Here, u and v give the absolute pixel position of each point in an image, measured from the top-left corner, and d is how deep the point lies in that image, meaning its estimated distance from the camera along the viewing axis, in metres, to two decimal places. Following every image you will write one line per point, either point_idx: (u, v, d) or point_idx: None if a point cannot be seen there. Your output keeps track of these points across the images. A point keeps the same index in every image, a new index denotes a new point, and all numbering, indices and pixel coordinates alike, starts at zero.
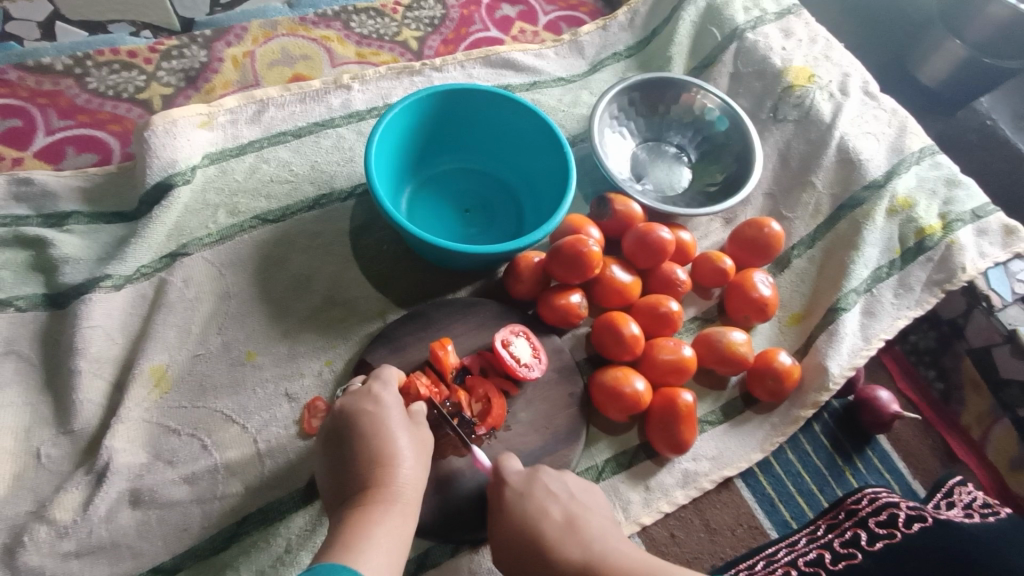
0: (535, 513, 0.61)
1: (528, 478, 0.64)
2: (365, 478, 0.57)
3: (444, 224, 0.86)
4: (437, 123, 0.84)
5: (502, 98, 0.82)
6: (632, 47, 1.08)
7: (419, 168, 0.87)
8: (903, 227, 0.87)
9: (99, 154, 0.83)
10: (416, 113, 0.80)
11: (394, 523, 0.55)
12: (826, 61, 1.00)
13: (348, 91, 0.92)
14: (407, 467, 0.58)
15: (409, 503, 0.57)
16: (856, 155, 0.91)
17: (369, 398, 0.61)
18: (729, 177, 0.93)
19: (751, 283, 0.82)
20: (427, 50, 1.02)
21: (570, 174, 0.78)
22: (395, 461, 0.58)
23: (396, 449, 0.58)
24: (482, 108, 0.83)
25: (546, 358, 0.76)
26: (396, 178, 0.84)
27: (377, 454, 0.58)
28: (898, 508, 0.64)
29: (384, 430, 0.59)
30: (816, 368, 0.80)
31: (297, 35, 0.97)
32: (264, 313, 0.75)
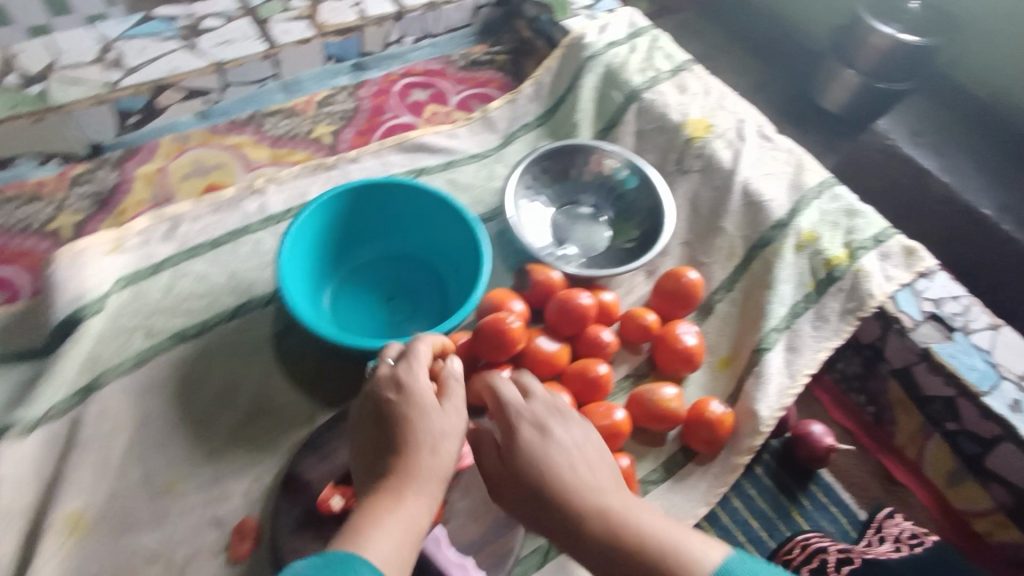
0: (547, 448, 0.57)
1: (545, 413, 0.61)
2: (385, 464, 0.54)
3: (370, 316, 0.87)
4: (350, 218, 0.85)
5: (409, 187, 0.84)
6: (541, 116, 1.12)
7: (341, 263, 0.88)
8: (811, 260, 0.90)
9: (8, 293, 0.82)
10: (327, 212, 0.82)
11: (403, 511, 0.51)
12: (721, 110, 1.05)
13: (264, 195, 0.93)
14: (431, 455, 0.54)
15: (427, 489, 0.53)
16: (760, 198, 0.95)
17: (391, 383, 0.58)
18: (644, 233, 0.96)
19: (675, 335, 0.84)
20: (342, 143, 1.04)
21: (483, 253, 0.79)
22: (419, 448, 0.54)
23: (423, 435, 0.55)
24: (391, 199, 0.85)
25: (478, 441, 0.76)
26: (317, 277, 0.84)
27: (399, 437, 0.54)
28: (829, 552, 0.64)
29: (414, 411, 0.55)
30: (747, 412, 0.81)
31: (209, 145, 0.98)
32: (185, 436, 0.74)
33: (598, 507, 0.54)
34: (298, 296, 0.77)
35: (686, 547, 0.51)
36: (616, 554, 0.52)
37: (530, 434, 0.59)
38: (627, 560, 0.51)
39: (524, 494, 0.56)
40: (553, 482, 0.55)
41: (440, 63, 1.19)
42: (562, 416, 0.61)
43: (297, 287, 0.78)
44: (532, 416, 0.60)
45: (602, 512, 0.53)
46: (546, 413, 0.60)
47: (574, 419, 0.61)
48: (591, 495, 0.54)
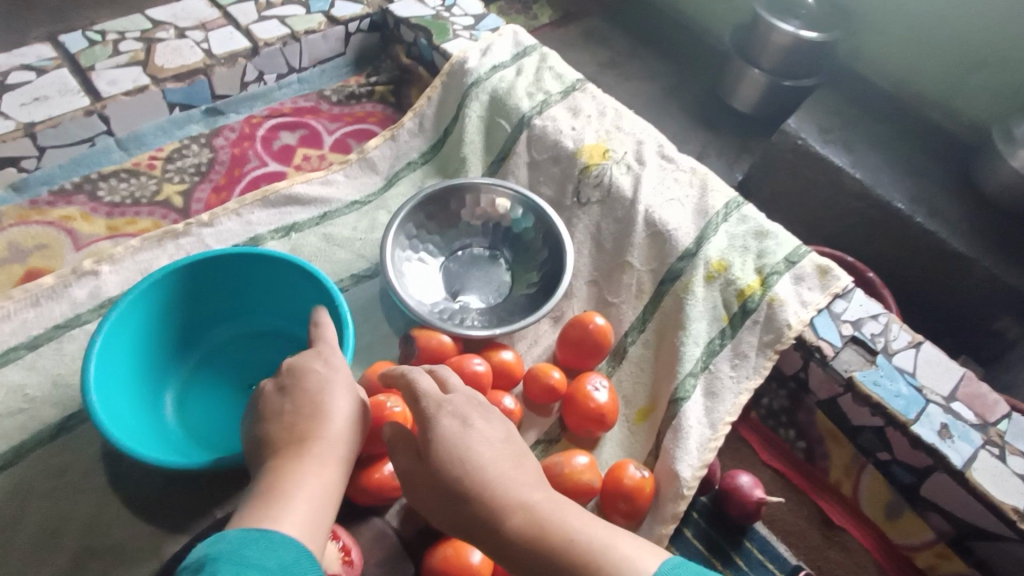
0: (466, 441, 0.56)
1: (467, 404, 0.59)
2: (304, 428, 0.56)
3: (220, 409, 0.76)
4: (192, 297, 0.75)
5: (253, 255, 0.75)
6: (427, 151, 1.02)
7: (184, 352, 0.77)
8: (723, 292, 0.83)
9: None
10: (158, 299, 0.71)
11: (320, 476, 0.53)
12: (617, 132, 0.97)
13: (96, 277, 0.79)
14: (340, 424, 0.57)
15: (341, 460, 0.56)
16: (664, 226, 0.87)
17: (318, 357, 0.61)
18: (544, 276, 0.87)
19: (584, 393, 0.75)
20: (196, 203, 0.91)
21: (343, 319, 0.70)
22: (329, 415, 0.57)
23: (329, 406, 0.57)
24: (237, 273, 0.76)
25: (357, 555, 0.64)
26: (151, 372, 0.73)
27: (311, 405, 0.57)
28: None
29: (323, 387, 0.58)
30: (668, 474, 0.72)
31: (29, 223, 0.84)
32: None
33: (519, 501, 0.54)
34: (119, 403, 0.66)
35: (616, 548, 0.52)
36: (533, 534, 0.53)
37: (448, 426, 0.57)
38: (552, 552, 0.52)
39: (437, 487, 0.55)
40: (472, 478, 0.55)
41: (312, 100, 1.07)
42: (484, 406, 0.60)
43: (117, 389, 0.67)
44: (453, 407, 0.58)
45: (523, 504, 0.54)
46: (467, 405, 0.59)
47: (492, 413, 0.60)
48: (516, 492, 0.55)
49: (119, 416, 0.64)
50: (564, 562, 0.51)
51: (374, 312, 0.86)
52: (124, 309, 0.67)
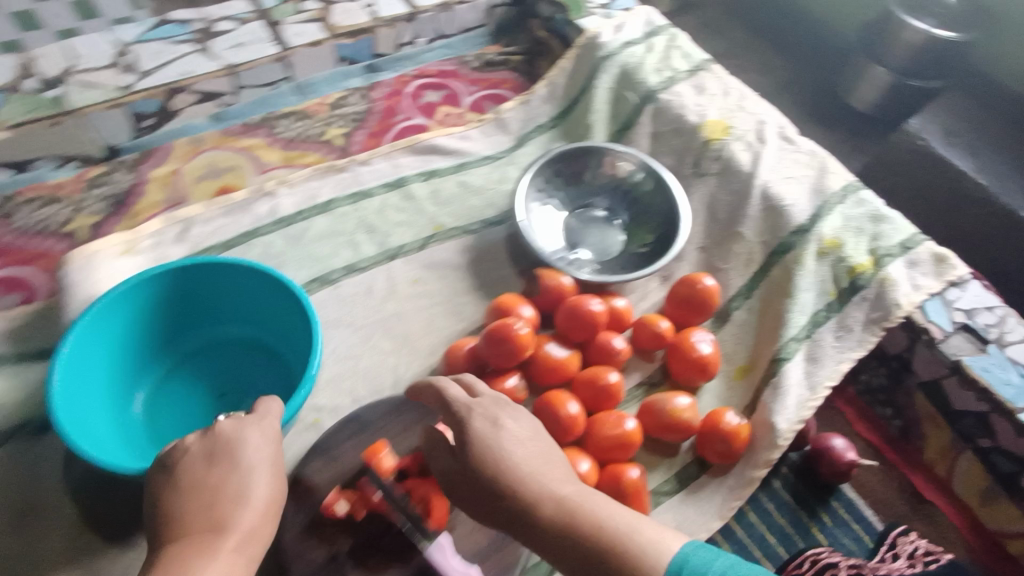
0: (498, 438, 0.59)
1: (493, 406, 0.62)
2: (211, 480, 0.55)
3: (186, 413, 0.83)
4: (163, 310, 0.82)
5: (253, 269, 0.80)
6: (556, 117, 1.10)
7: (163, 353, 0.85)
8: (834, 268, 0.86)
9: (24, 293, 0.83)
10: (149, 292, 0.79)
11: (232, 536, 0.53)
12: (740, 111, 1.02)
13: (274, 197, 0.93)
14: (259, 480, 0.57)
15: (253, 521, 0.55)
16: (780, 201, 0.92)
17: (232, 407, 0.62)
18: (659, 238, 0.94)
19: (689, 344, 0.82)
20: (354, 145, 1.04)
21: (315, 339, 0.73)
22: (247, 472, 0.57)
23: (245, 460, 0.57)
24: (243, 284, 0.82)
25: None
26: (129, 372, 0.81)
27: (250, 455, 0.57)
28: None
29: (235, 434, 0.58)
30: (765, 425, 0.78)
31: (223, 148, 0.99)
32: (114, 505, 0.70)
33: (549, 491, 0.56)
34: (88, 411, 0.72)
35: (638, 533, 0.52)
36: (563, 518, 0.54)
37: (481, 426, 0.60)
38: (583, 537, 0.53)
39: (478, 483, 0.58)
40: (506, 470, 0.57)
41: (453, 64, 1.18)
42: (513, 407, 0.63)
43: (91, 378, 0.74)
44: (483, 410, 0.62)
45: (551, 496, 0.56)
46: (495, 407, 0.62)
47: (521, 413, 0.63)
48: (544, 483, 0.57)
49: (77, 401, 0.71)
50: (593, 549, 0.52)
51: (500, 254, 0.95)
52: (104, 305, 0.74)
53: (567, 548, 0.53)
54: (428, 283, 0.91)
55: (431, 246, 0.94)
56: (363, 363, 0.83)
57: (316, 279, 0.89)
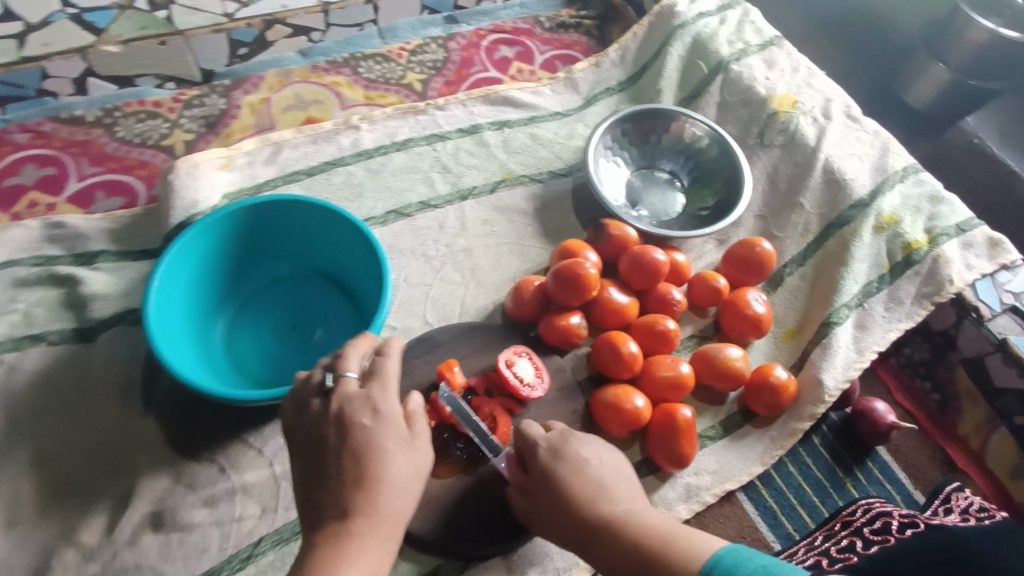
0: (563, 469, 0.64)
1: (560, 439, 0.67)
2: (347, 498, 0.54)
3: (263, 347, 0.79)
4: (236, 245, 0.77)
5: (324, 208, 0.75)
6: (625, 81, 1.13)
7: (231, 291, 0.80)
8: (890, 242, 0.90)
9: (126, 198, 0.89)
10: (222, 228, 0.74)
11: (369, 556, 0.52)
12: (808, 88, 1.04)
13: (358, 132, 0.98)
14: (392, 495, 0.55)
15: (388, 534, 0.54)
16: (842, 175, 0.95)
17: (365, 407, 0.58)
18: (720, 202, 0.97)
19: (744, 301, 0.85)
20: (431, 91, 1.08)
21: (386, 282, 0.72)
22: (381, 486, 0.55)
23: (382, 475, 0.55)
24: (305, 216, 0.77)
25: (548, 377, 0.79)
26: (202, 307, 0.76)
27: (367, 474, 0.55)
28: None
29: (377, 449, 0.56)
30: (811, 381, 0.82)
31: (309, 81, 1.04)
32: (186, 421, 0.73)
33: (602, 510, 0.60)
34: (181, 344, 0.69)
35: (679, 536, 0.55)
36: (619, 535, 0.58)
37: (548, 455, 0.65)
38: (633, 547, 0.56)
39: (550, 513, 0.63)
40: (568, 496, 0.62)
41: (528, 23, 1.21)
42: (580, 437, 0.67)
43: (171, 314, 0.69)
44: (549, 443, 0.66)
45: (607, 517, 0.60)
46: (560, 437, 0.67)
47: (586, 440, 0.67)
48: (598, 504, 0.61)
49: (173, 340, 0.68)
50: (633, 550, 0.56)
51: (565, 205, 0.99)
52: (186, 241, 0.70)
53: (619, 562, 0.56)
54: (496, 225, 0.95)
55: (500, 190, 0.98)
56: (433, 291, 0.88)
57: (394, 211, 0.94)
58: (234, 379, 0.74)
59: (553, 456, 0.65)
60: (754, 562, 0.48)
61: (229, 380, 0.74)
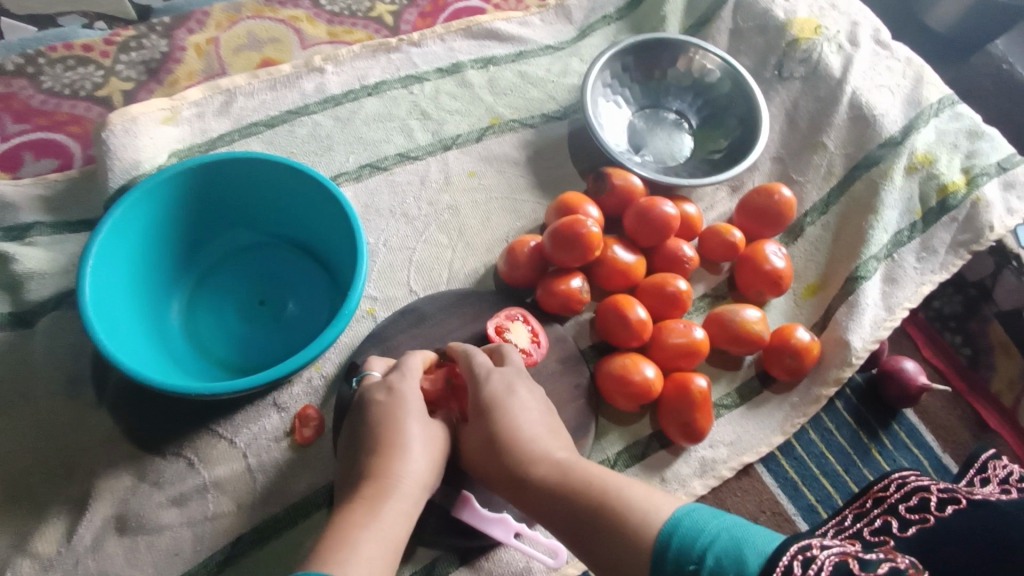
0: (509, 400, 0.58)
1: (515, 373, 0.60)
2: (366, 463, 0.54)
3: (227, 327, 0.70)
4: (184, 214, 0.67)
5: (281, 166, 0.65)
6: (623, 8, 1.00)
7: (186, 266, 0.70)
8: (923, 185, 0.81)
9: (59, 159, 0.77)
10: (165, 196, 0.64)
11: (386, 519, 0.50)
12: (832, 10, 0.92)
13: (322, 74, 0.86)
14: (414, 461, 0.54)
15: (406, 503, 0.52)
16: (870, 111, 0.85)
17: (385, 385, 0.58)
18: (734, 143, 0.87)
19: (762, 256, 0.77)
20: (404, 25, 0.95)
21: (360, 251, 0.62)
22: (401, 452, 0.54)
23: (403, 440, 0.55)
24: (262, 175, 0.66)
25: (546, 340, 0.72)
26: (153, 287, 0.67)
27: (381, 441, 0.55)
28: (807, 549, 0.40)
29: (396, 417, 0.56)
30: (837, 342, 0.75)
31: (263, 17, 0.90)
32: (142, 413, 0.64)
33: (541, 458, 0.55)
34: (128, 331, 0.61)
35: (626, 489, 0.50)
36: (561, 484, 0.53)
37: (500, 385, 0.59)
38: (573, 500, 0.51)
39: (483, 454, 0.58)
40: (510, 434, 0.57)
41: None
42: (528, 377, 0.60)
43: (115, 301, 0.60)
44: (503, 375, 0.59)
45: (549, 463, 0.55)
46: (515, 374, 0.60)
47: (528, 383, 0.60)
48: (535, 449, 0.56)
49: (117, 328, 0.59)
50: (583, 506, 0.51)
51: (561, 153, 0.88)
52: (121, 215, 0.60)
53: (555, 515, 0.52)
54: (485, 177, 0.85)
55: (488, 138, 0.88)
56: (418, 255, 0.79)
57: (368, 164, 0.83)
58: (197, 367, 0.66)
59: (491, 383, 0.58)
60: (716, 523, 0.45)
61: (191, 368, 0.66)
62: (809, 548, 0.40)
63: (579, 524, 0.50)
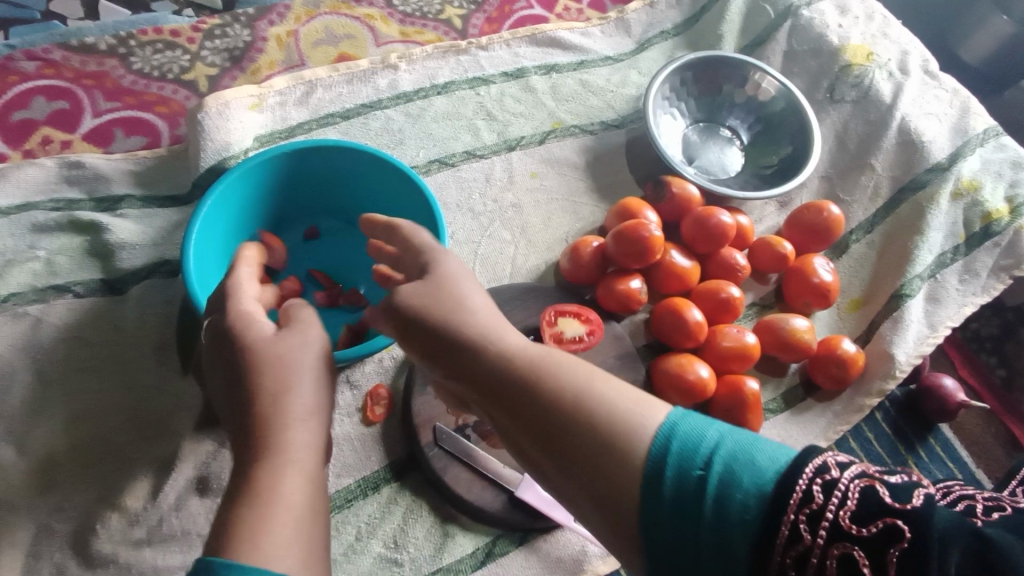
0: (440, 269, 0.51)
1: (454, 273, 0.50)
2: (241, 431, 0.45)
3: None
4: (275, 195, 0.71)
5: (372, 158, 0.69)
6: (681, 24, 1.03)
7: None
8: (967, 211, 0.85)
9: (147, 137, 0.81)
10: (261, 175, 0.67)
11: (296, 469, 0.43)
12: (884, 38, 0.96)
13: (396, 71, 0.90)
14: (306, 392, 0.46)
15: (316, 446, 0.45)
16: (918, 137, 0.88)
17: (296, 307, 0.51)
18: (785, 159, 0.90)
19: (811, 269, 0.80)
20: (472, 29, 0.99)
21: (442, 242, 0.66)
22: (276, 425, 0.44)
23: (290, 380, 0.46)
24: (349, 163, 0.70)
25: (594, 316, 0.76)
26: None
27: (271, 387, 0.45)
28: (826, 472, 0.36)
29: (281, 354, 0.46)
30: (881, 355, 0.78)
31: (340, 13, 0.94)
32: None
33: (502, 355, 0.46)
34: None
35: (601, 394, 0.43)
36: (529, 382, 0.44)
37: (453, 270, 0.50)
38: (545, 398, 0.43)
39: (433, 341, 0.48)
40: (460, 323, 0.47)
41: None
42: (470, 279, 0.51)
43: (209, 270, 0.64)
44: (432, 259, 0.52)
45: (503, 354, 0.46)
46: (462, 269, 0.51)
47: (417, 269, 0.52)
48: (492, 339, 0.47)
49: (213, 295, 0.62)
50: (554, 409, 0.43)
51: (618, 159, 0.92)
52: (222, 190, 0.64)
53: (514, 420, 0.44)
54: (546, 178, 0.89)
55: (549, 141, 0.91)
56: (482, 249, 0.82)
57: (437, 160, 0.87)
58: None
59: (447, 262, 0.51)
60: (715, 430, 0.39)
61: None
62: (829, 470, 0.36)
63: (549, 427, 0.43)
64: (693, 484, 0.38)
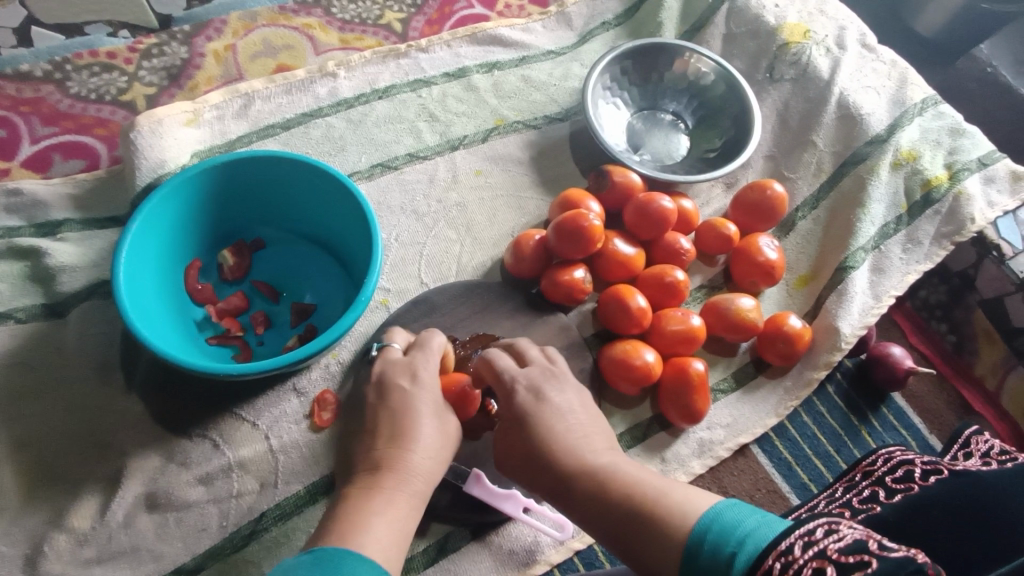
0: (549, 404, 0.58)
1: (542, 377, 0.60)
2: (377, 456, 0.53)
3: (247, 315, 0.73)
4: (212, 207, 0.71)
5: (303, 166, 0.69)
6: (622, 14, 1.04)
7: (212, 257, 0.75)
8: (908, 180, 0.85)
9: (86, 160, 0.81)
10: (193, 190, 0.68)
11: (396, 510, 0.51)
12: (820, 15, 0.97)
13: (335, 79, 0.90)
14: (423, 458, 0.54)
15: (415, 495, 0.53)
16: (857, 110, 0.89)
17: (406, 374, 0.58)
18: (728, 142, 0.91)
19: (755, 248, 0.80)
20: (412, 32, 0.99)
21: (376, 247, 0.66)
22: (411, 447, 0.54)
23: (414, 435, 0.54)
24: (282, 173, 0.70)
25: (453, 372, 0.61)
26: (179, 275, 0.71)
27: (396, 432, 0.54)
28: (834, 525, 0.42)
29: (410, 413, 0.55)
30: (827, 329, 0.79)
31: (277, 25, 0.95)
32: (168, 398, 0.68)
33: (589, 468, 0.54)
34: (154, 315, 0.64)
35: (669, 498, 0.50)
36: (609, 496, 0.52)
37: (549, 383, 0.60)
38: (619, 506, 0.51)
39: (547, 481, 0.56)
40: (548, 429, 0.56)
41: None
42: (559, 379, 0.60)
43: (145, 289, 0.64)
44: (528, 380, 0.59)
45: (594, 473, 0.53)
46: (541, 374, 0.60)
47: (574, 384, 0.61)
48: (578, 453, 0.55)
49: (146, 312, 0.63)
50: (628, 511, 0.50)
51: (563, 152, 0.92)
52: (151, 209, 0.64)
53: (602, 516, 0.52)
54: (491, 175, 0.89)
55: (493, 138, 0.92)
56: (428, 250, 0.83)
57: (379, 164, 0.87)
58: (217, 349, 0.70)
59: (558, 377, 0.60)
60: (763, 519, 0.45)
61: (209, 351, 0.69)
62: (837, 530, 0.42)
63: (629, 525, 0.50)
64: (722, 560, 0.43)
